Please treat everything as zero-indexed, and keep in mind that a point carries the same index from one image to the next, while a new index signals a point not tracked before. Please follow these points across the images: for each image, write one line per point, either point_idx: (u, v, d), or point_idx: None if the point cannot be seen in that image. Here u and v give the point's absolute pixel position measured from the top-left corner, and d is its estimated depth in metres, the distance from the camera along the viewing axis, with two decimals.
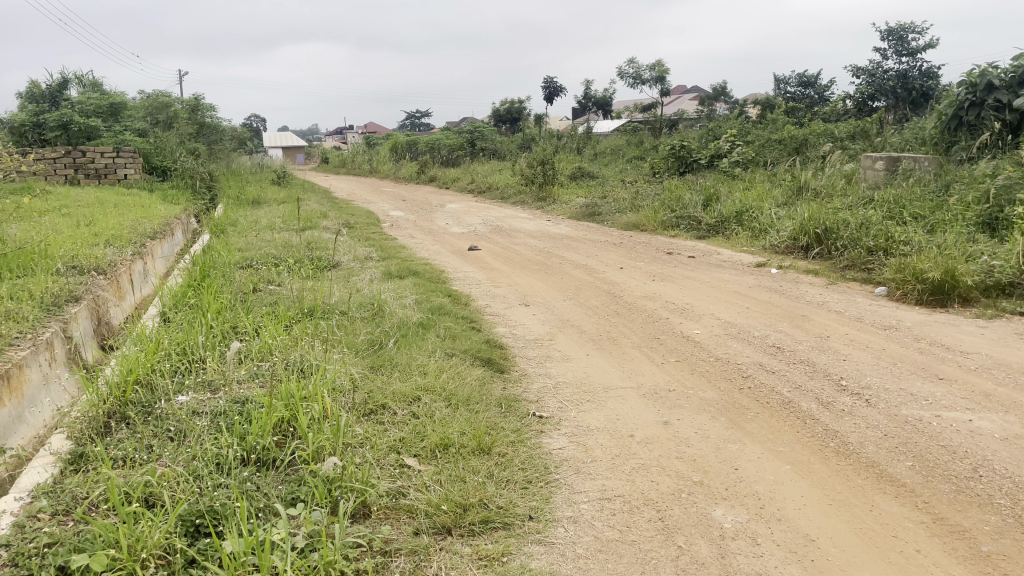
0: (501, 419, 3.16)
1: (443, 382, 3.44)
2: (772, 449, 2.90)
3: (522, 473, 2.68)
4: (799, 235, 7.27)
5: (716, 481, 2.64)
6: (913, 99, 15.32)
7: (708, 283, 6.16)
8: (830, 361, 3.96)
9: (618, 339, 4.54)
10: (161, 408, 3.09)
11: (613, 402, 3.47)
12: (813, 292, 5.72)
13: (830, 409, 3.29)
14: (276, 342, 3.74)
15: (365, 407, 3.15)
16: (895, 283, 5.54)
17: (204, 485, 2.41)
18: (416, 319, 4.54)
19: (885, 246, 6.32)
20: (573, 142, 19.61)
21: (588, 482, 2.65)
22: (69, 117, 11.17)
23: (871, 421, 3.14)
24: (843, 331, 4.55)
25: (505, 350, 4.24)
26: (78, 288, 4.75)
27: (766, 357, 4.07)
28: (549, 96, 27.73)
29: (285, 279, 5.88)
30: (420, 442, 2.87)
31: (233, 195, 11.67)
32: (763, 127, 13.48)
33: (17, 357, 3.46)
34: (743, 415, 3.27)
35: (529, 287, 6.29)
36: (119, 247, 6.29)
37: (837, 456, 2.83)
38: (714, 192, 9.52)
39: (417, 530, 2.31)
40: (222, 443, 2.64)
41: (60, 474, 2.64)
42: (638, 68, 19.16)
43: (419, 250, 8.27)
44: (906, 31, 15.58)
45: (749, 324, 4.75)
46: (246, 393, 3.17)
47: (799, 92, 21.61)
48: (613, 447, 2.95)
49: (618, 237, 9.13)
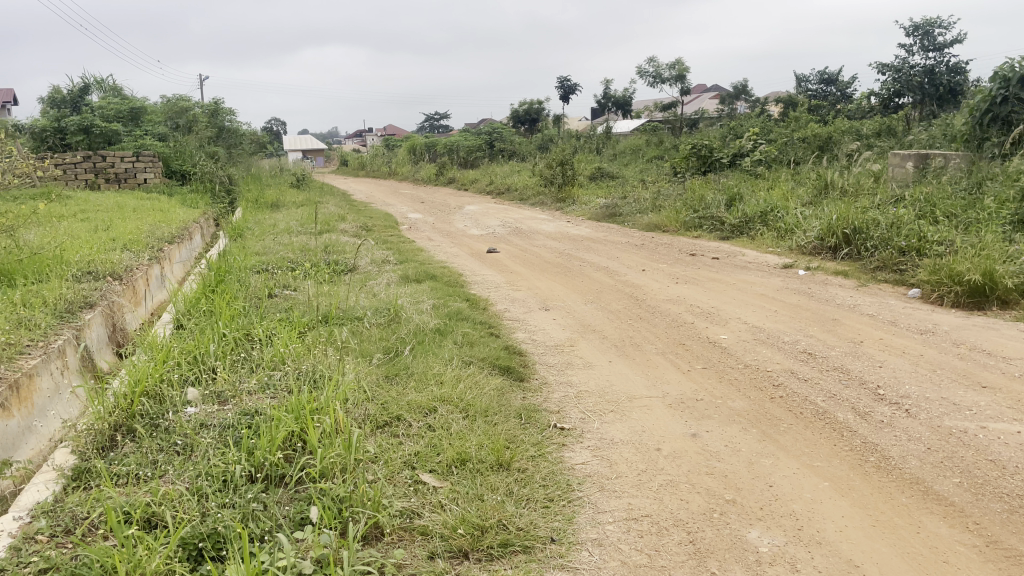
0: (520, 431, 3.02)
1: (460, 392, 3.31)
2: (808, 464, 2.74)
3: (544, 491, 2.54)
4: (827, 235, 7.06)
5: (749, 500, 2.48)
6: (940, 95, 14.99)
7: (734, 286, 5.98)
8: (865, 369, 3.77)
9: (641, 345, 4.39)
10: (169, 421, 2.97)
11: (638, 413, 3.31)
12: (843, 294, 5.54)
13: (868, 420, 3.12)
14: (288, 351, 3.62)
15: (378, 419, 3.03)
16: (930, 285, 5.34)
17: (209, 506, 2.29)
18: (433, 325, 4.41)
19: (917, 246, 6.12)
20: (593, 142, 19.45)
21: (613, 500, 2.50)
22: (90, 121, 11.30)
23: (913, 434, 2.96)
24: (877, 335, 4.37)
25: (525, 357, 4.11)
26: (92, 294, 4.66)
27: (797, 363, 3.90)
28: (567, 96, 27.62)
29: (301, 284, 5.78)
30: (436, 456, 2.74)
31: (252, 198, 11.63)
32: (785, 125, 13.27)
33: (25, 366, 3.37)
34: (775, 426, 3.10)
35: (549, 290, 6.14)
36: (136, 251, 6.23)
37: (878, 472, 2.67)
38: (738, 192, 9.30)
39: (432, 554, 2.17)
40: (229, 459, 2.52)
41: (61, 491, 2.54)
42: (658, 67, 18.96)
43: (438, 254, 8.16)
44: (932, 26, 15.26)
45: (778, 329, 4.57)
46: (257, 404, 3.05)
47: (820, 90, 21.39)
48: (640, 462, 2.80)
49: (640, 238, 8.96)
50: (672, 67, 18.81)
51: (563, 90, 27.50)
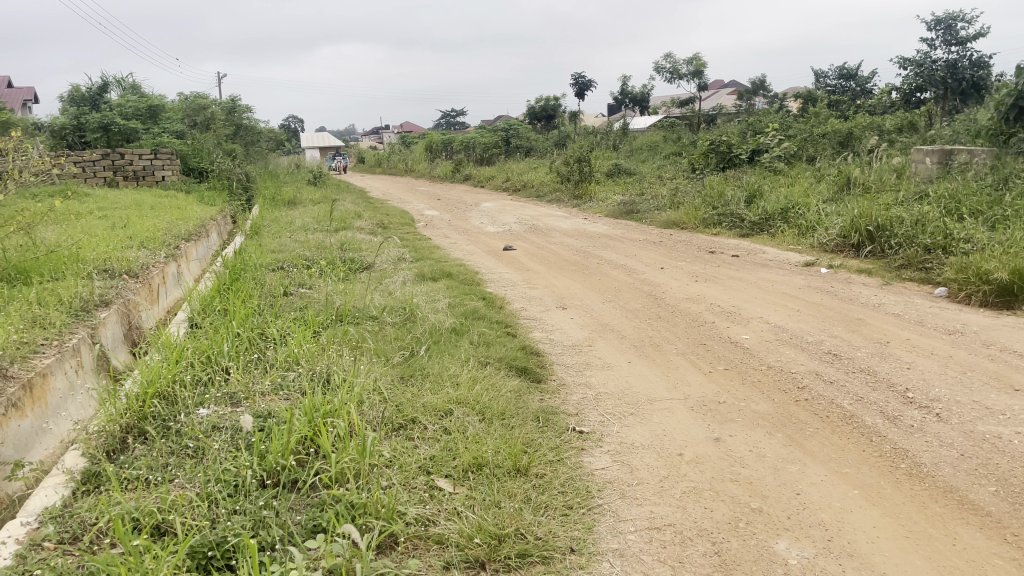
0: (538, 435, 2.94)
1: (477, 394, 3.23)
2: (837, 471, 2.65)
3: (563, 498, 2.47)
4: (849, 232, 6.93)
5: (776, 509, 2.39)
6: (963, 90, 14.70)
7: (755, 284, 5.88)
8: (893, 370, 3.66)
9: (662, 345, 4.30)
10: (181, 423, 2.92)
11: (659, 416, 3.22)
12: (867, 293, 5.42)
13: (898, 425, 3.02)
14: (302, 350, 3.56)
15: (393, 422, 2.96)
16: (957, 284, 5.21)
17: (218, 513, 2.24)
18: (449, 325, 4.34)
19: (943, 244, 5.98)
20: (610, 138, 19.31)
21: (634, 508, 2.42)
22: (109, 118, 11.38)
23: (945, 439, 2.86)
24: (904, 336, 4.25)
25: (542, 358, 4.03)
26: (107, 293, 4.63)
27: (822, 365, 3.80)
28: (583, 92, 27.47)
29: (316, 282, 5.72)
30: (452, 461, 2.67)
31: (269, 196, 11.62)
32: (805, 120, 13.10)
33: (40, 365, 3.33)
34: (801, 431, 3.01)
35: (566, 288, 6.06)
36: (152, 249, 6.20)
37: (909, 480, 2.57)
38: (758, 188, 9.16)
39: (447, 565, 2.11)
40: (240, 464, 2.47)
41: (70, 497, 2.49)
42: (675, 62, 18.79)
43: (454, 251, 8.09)
44: (955, 19, 14.99)
45: (801, 329, 4.47)
46: (270, 406, 2.99)
47: (839, 85, 21.07)
48: (662, 468, 2.71)
49: (658, 235, 8.85)
50: (689, 62, 18.63)
51: (579, 86, 27.33)
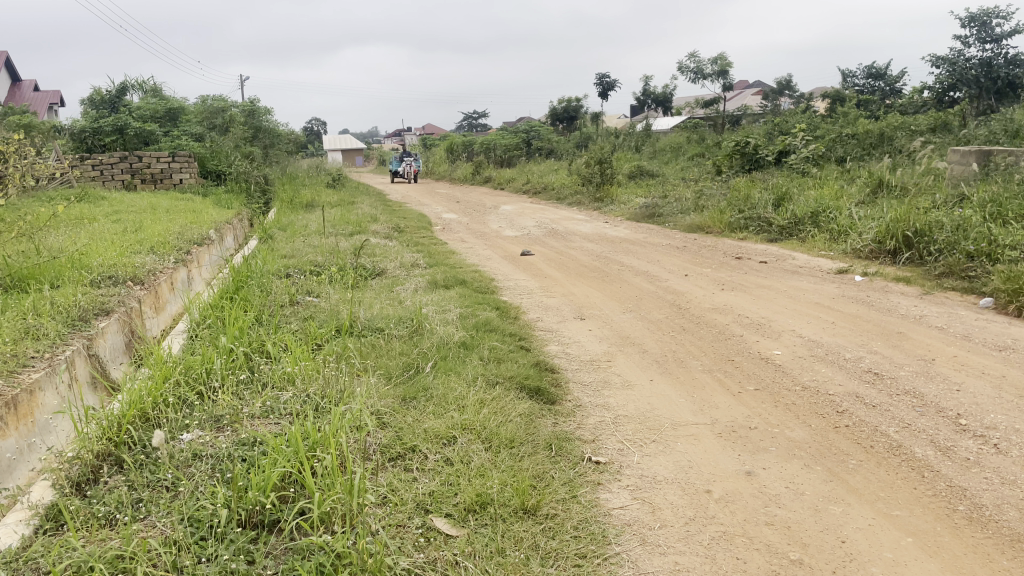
0: (550, 467, 2.67)
1: (483, 419, 2.96)
2: (886, 513, 2.35)
3: (577, 544, 2.19)
4: (885, 238, 6.58)
5: (820, 561, 2.10)
6: (998, 89, 14.17)
7: (786, 293, 5.54)
8: (941, 393, 3.34)
9: (686, 361, 4.00)
10: (160, 450, 2.68)
11: (683, 445, 2.92)
12: (906, 303, 5.08)
13: (951, 458, 2.71)
14: (298, 369, 3.32)
15: (391, 451, 2.70)
16: (1006, 294, 4.87)
17: (185, 563, 1.99)
18: (458, 338, 4.07)
19: (987, 251, 5.61)
20: (632, 139, 18.96)
21: (656, 558, 2.13)
22: (125, 121, 11.24)
23: (1007, 476, 2.54)
24: (950, 353, 3.92)
25: (556, 375, 3.75)
26: (108, 301, 4.40)
27: (862, 386, 3.47)
28: (605, 93, 27.12)
29: (325, 289, 5.48)
30: (453, 497, 2.40)
31: (286, 197, 11.40)
32: (832, 121, 12.72)
33: (26, 381, 3.10)
34: (843, 464, 2.71)
35: (585, 297, 5.77)
36: (161, 254, 6.00)
37: (971, 526, 2.26)
38: (786, 191, 8.81)
39: None
40: (217, 501, 2.22)
41: (31, 536, 2.24)
42: (699, 63, 18.40)
43: (470, 256, 7.83)
44: (990, 16, 14.50)
45: (837, 344, 4.14)
46: (257, 433, 2.74)
47: (868, 84, 20.58)
48: (687, 509, 2.42)
49: (682, 240, 8.51)
50: (713, 62, 18.20)
51: (602, 86, 26.98)
